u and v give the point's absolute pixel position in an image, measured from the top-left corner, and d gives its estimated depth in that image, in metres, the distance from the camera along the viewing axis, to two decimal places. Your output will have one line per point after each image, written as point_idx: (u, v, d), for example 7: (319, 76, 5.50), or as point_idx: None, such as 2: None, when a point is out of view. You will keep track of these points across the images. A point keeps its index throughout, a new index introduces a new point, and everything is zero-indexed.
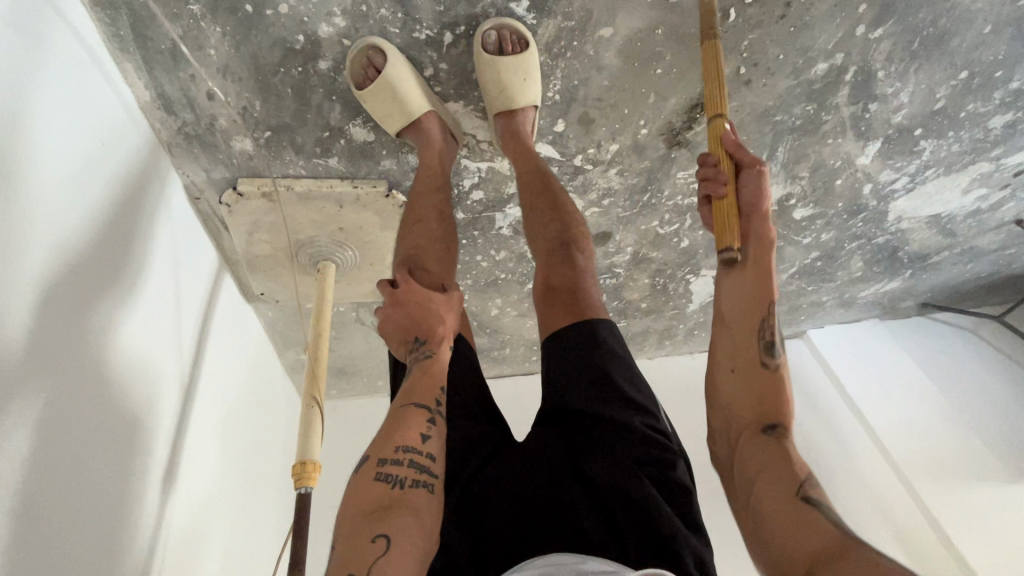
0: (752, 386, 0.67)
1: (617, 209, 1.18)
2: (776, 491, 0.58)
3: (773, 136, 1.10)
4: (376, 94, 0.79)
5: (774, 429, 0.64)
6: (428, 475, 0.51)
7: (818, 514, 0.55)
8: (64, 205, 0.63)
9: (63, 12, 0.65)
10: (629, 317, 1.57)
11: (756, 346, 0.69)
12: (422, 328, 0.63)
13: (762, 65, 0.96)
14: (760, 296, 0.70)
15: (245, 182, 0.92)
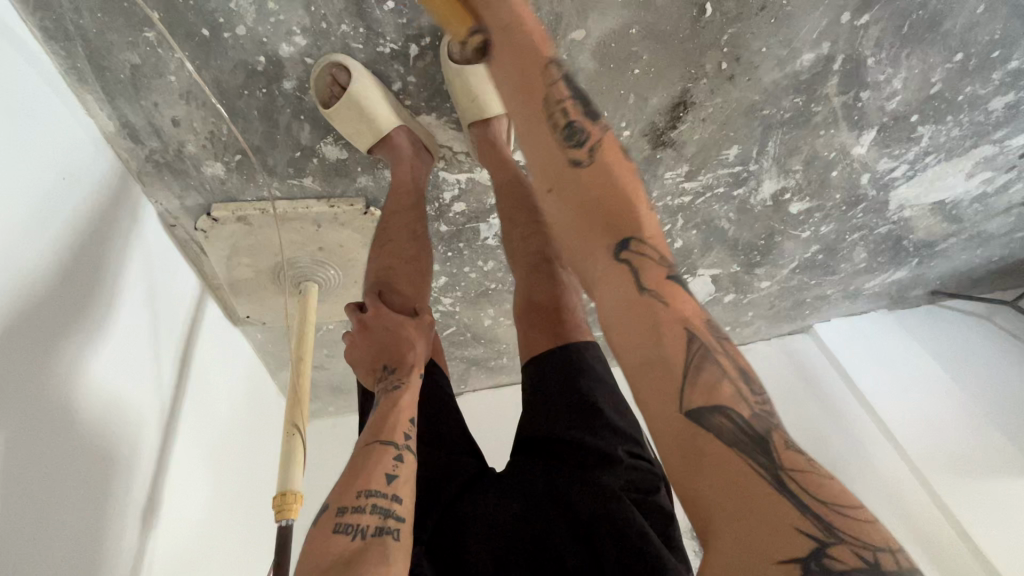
0: (576, 206, 0.53)
1: None
2: (658, 393, 0.42)
3: (762, 131, 1.07)
4: (343, 112, 0.77)
5: (627, 249, 0.49)
6: (393, 520, 0.49)
7: (709, 438, 0.39)
8: (25, 246, 0.62)
9: (14, 47, 0.64)
10: None
11: (557, 147, 0.56)
12: (392, 356, 0.64)
13: (745, 58, 0.92)
14: (527, 54, 0.62)
15: (220, 207, 0.91)
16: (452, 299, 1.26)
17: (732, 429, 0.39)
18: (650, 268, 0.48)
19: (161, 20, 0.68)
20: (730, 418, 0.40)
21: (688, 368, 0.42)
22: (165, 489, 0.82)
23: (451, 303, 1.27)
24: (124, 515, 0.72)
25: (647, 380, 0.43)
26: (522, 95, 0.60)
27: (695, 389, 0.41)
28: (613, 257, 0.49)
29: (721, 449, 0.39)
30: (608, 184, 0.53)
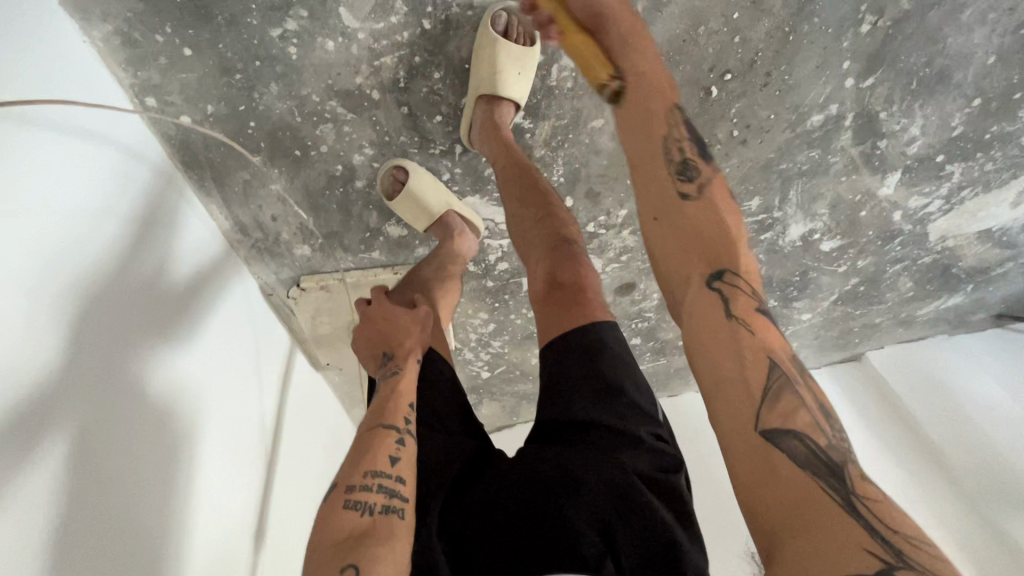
0: (675, 231, 0.61)
1: (637, 262, 1.26)
2: (735, 412, 0.49)
3: (782, 183, 1.15)
4: (402, 204, 0.93)
5: (719, 277, 0.57)
6: (397, 501, 0.62)
7: (781, 454, 0.45)
8: (139, 280, 0.74)
9: (161, 168, 0.83)
10: (670, 355, 1.59)
11: (666, 178, 0.64)
12: (391, 345, 0.81)
13: (755, 125, 1.01)
14: (648, 113, 0.68)
15: (305, 279, 1.11)
16: (502, 342, 1.40)
17: (804, 449, 0.46)
18: (741, 299, 0.55)
19: (266, 148, 0.88)
20: (798, 442, 0.46)
21: (767, 393, 0.49)
22: (271, 509, 1.00)
23: (501, 346, 1.41)
24: (236, 533, 0.88)
25: (726, 400, 0.50)
26: (642, 143, 0.68)
27: (773, 410, 0.48)
28: (705, 281, 0.57)
29: (793, 467, 0.45)
30: (713, 224, 0.60)
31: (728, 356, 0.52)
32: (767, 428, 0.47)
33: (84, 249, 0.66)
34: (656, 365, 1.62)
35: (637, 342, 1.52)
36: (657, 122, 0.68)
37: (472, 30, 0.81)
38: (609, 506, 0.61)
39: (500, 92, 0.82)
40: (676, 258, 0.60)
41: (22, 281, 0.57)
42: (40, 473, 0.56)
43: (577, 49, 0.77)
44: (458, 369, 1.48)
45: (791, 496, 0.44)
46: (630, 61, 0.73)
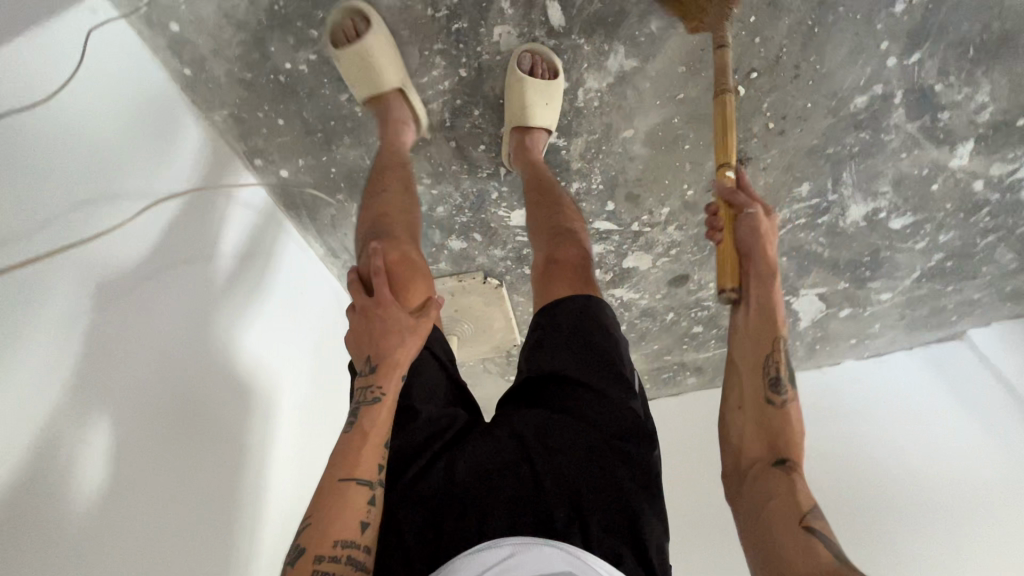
0: (757, 417, 0.75)
1: (687, 255, 1.30)
2: (784, 526, 0.65)
3: (832, 166, 1.13)
4: (350, 52, 0.84)
5: (786, 459, 0.71)
6: (360, 572, 0.60)
7: (816, 546, 0.62)
8: (242, 289, 0.94)
9: (272, 211, 1.06)
10: None
11: (761, 384, 0.76)
12: (378, 355, 0.70)
13: (791, 115, 1.03)
14: (766, 322, 0.78)
15: None
16: None
17: (832, 549, 0.62)
18: (800, 477, 0.70)
19: (345, 187, 1.06)
20: (832, 541, 0.64)
21: (810, 510, 0.66)
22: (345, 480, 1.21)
23: None
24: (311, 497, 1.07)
25: (776, 510, 0.67)
26: (750, 347, 0.78)
27: (814, 520, 0.65)
28: (777, 462, 0.71)
29: (823, 554, 0.61)
30: (790, 420, 0.74)
31: (785, 492, 0.68)
32: (809, 524, 0.65)
33: (198, 262, 0.85)
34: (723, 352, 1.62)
35: (699, 329, 1.54)
36: (770, 334, 0.78)
37: (502, 71, 0.92)
38: (577, 469, 0.69)
39: (530, 122, 0.93)
40: (755, 436, 0.74)
41: (147, 289, 0.76)
42: (155, 425, 0.75)
43: (724, 263, 0.79)
44: None
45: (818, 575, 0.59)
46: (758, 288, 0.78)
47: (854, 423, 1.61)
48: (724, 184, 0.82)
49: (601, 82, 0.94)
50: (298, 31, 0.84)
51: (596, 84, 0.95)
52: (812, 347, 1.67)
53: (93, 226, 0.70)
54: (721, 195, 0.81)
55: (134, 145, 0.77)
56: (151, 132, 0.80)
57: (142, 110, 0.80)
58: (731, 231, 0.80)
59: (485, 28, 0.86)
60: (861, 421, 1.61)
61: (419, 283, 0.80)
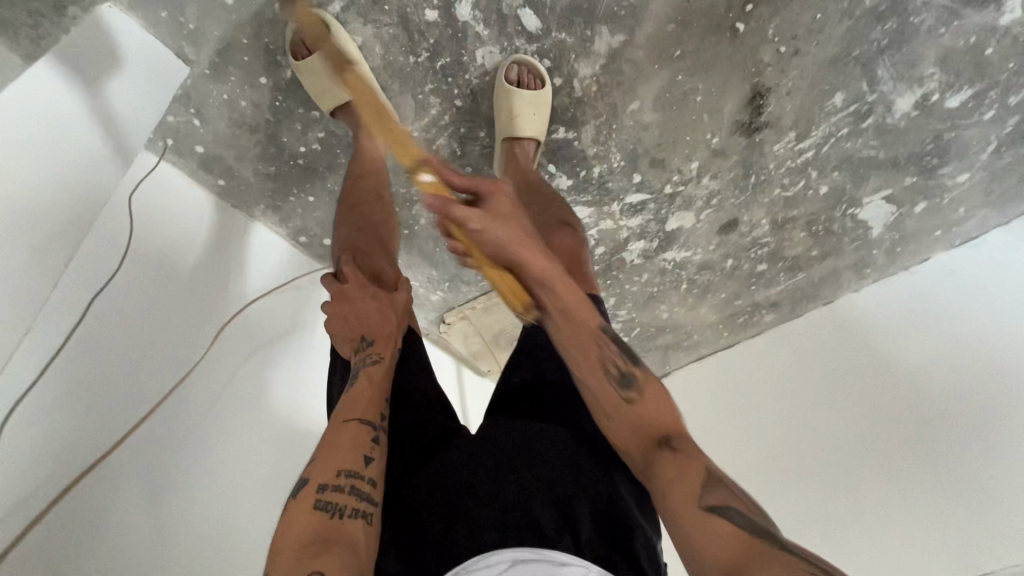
0: (621, 412, 0.65)
1: (729, 200, 1.24)
2: (680, 492, 0.57)
3: (862, 68, 1.03)
4: (309, 63, 0.82)
5: (669, 441, 0.62)
6: (366, 504, 0.59)
7: (723, 521, 0.53)
8: (291, 348, 1.01)
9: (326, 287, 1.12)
10: (807, 266, 1.43)
11: (608, 384, 0.67)
12: (372, 331, 0.76)
13: (801, 32, 0.97)
14: (574, 312, 0.70)
15: (447, 314, 1.35)
16: (628, 309, 1.51)
17: (739, 520, 0.53)
18: (690, 451, 0.61)
19: None
20: (739, 513, 0.54)
21: (706, 480, 0.57)
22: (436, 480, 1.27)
23: (628, 312, 1.52)
24: None
25: (675, 491, 0.57)
26: (580, 348, 0.69)
27: (713, 494, 0.56)
28: (659, 449, 0.62)
29: (731, 527, 0.52)
30: (657, 396, 0.66)
31: (676, 469, 0.59)
32: (708, 503, 0.55)
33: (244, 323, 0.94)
34: (795, 282, 1.47)
35: (764, 268, 1.43)
36: (586, 315, 0.71)
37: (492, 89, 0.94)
38: (563, 475, 0.65)
39: (519, 132, 0.92)
40: (629, 435, 0.64)
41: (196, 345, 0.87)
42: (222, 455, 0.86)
43: (502, 281, 0.71)
44: None
45: (729, 551, 0.50)
46: (549, 283, 0.69)
47: (948, 329, 1.34)
48: (438, 168, 0.65)
49: (593, 67, 0.95)
50: (302, 116, 0.90)
51: (589, 70, 0.95)
52: (892, 251, 1.41)
53: (170, 379, 0.83)
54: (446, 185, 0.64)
55: (182, 267, 0.88)
56: (190, 223, 0.90)
57: (187, 209, 0.91)
58: (478, 247, 0.66)
59: (468, 56, 0.89)
60: (961, 330, 1.33)
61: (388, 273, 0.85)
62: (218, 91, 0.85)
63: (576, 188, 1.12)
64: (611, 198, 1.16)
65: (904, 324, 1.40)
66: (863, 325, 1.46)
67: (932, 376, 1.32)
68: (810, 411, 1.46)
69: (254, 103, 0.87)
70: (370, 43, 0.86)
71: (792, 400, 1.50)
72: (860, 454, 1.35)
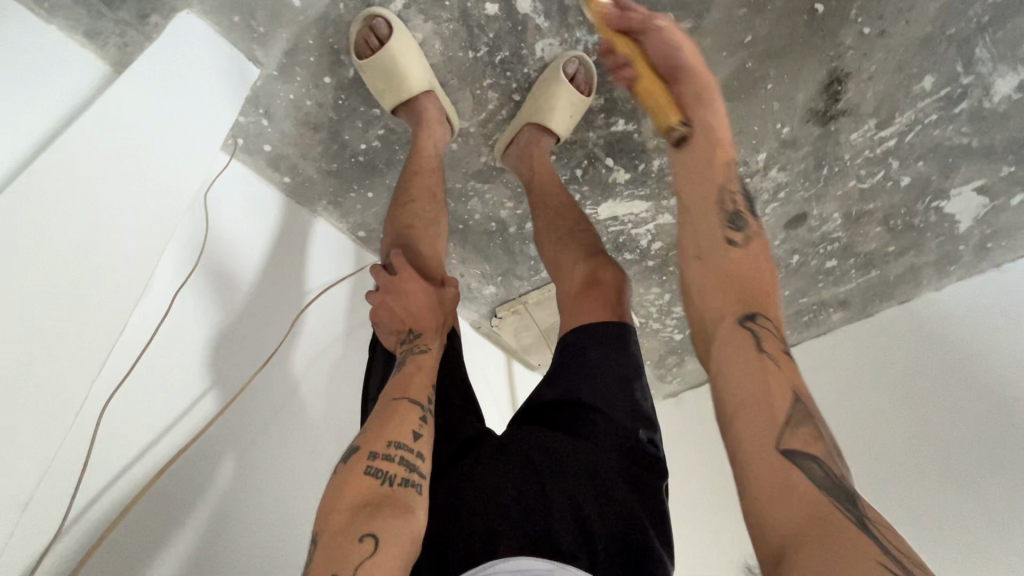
0: (717, 270, 0.62)
1: (799, 193, 1.17)
2: (753, 413, 0.49)
3: (958, 48, 0.92)
4: (375, 63, 0.82)
5: (753, 318, 0.56)
6: (417, 475, 0.58)
7: (797, 473, 0.45)
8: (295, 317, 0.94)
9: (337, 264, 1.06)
10: (882, 264, 1.33)
11: (717, 221, 0.66)
12: (420, 325, 0.74)
13: (888, 11, 0.88)
14: (712, 148, 0.72)
15: (500, 308, 1.35)
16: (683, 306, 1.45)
17: (822, 474, 0.45)
18: (772, 340, 0.54)
19: None
20: (820, 467, 0.45)
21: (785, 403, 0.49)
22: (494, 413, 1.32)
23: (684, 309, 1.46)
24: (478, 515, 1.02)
25: (742, 407, 0.50)
26: (700, 201, 0.69)
27: (794, 435, 0.47)
28: (738, 322, 0.56)
29: (808, 485, 0.44)
30: (755, 265, 0.62)
31: (750, 368, 0.52)
32: (785, 444, 0.46)
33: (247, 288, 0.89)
34: (867, 279, 1.38)
35: (833, 264, 1.34)
36: (714, 166, 0.71)
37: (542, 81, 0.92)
38: (585, 491, 0.59)
39: (548, 124, 0.91)
40: (718, 297, 0.60)
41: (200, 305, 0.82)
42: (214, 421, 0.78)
43: (654, 96, 0.80)
44: (654, 340, 1.55)
45: (798, 515, 0.43)
46: (701, 113, 0.75)
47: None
48: (614, 12, 0.79)
49: None
50: (363, 115, 0.91)
51: None
52: (982, 248, 1.28)
53: (204, 366, 0.79)
54: (610, 26, 0.80)
55: (216, 254, 0.86)
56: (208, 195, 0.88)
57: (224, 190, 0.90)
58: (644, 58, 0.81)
59: (526, 50, 0.87)
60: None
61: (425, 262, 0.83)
62: (285, 92, 0.86)
63: (635, 181, 1.09)
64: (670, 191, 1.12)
65: (995, 328, 1.28)
66: (942, 327, 1.35)
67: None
68: (886, 419, 1.35)
69: (317, 103, 0.88)
70: (430, 39, 0.86)
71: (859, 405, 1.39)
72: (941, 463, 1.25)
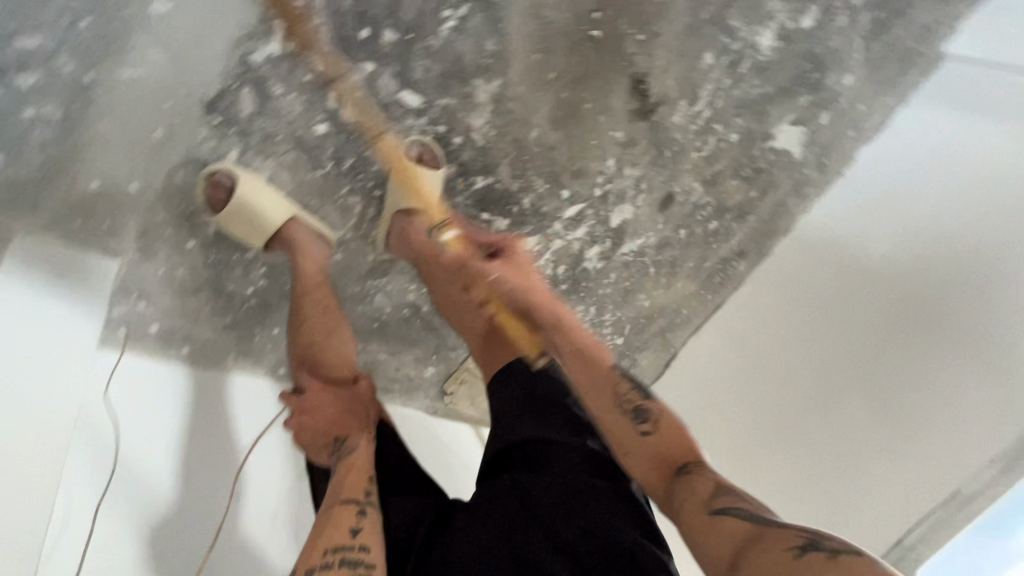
0: (645, 445, 0.69)
1: (657, 177, 1.26)
2: (694, 497, 0.62)
3: (713, 25, 1.07)
4: (228, 212, 0.85)
5: (684, 466, 0.66)
6: (359, 566, 0.66)
7: (729, 518, 0.57)
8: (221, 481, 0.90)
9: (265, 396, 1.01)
10: (752, 208, 1.32)
11: (624, 414, 0.72)
12: (344, 431, 0.82)
13: (647, 17, 1.05)
14: (585, 353, 0.80)
15: (449, 383, 1.28)
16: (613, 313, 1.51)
17: (747, 513, 0.57)
18: (699, 467, 0.66)
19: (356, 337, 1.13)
20: (743, 506, 0.58)
21: (715, 488, 0.62)
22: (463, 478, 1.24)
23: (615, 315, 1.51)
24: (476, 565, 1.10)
25: (689, 508, 0.61)
26: (594, 383, 0.77)
27: (722, 500, 0.60)
28: (676, 475, 0.66)
29: (740, 522, 0.56)
30: (674, 422, 0.71)
31: (690, 488, 0.63)
32: (716, 506, 0.59)
33: (161, 472, 0.85)
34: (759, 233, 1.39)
35: (714, 225, 1.36)
36: (593, 360, 0.79)
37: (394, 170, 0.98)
38: (554, 515, 0.70)
39: (411, 207, 0.95)
40: (654, 467, 0.68)
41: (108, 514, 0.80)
42: None
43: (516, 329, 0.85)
44: None
45: (742, 543, 0.54)
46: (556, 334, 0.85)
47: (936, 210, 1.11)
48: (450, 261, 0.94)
49: (483, 116, 1.00)
50: (239, 260, 0.93)
51: (482, 121, 1.01)
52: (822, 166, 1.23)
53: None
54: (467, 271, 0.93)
55: (120, 448, 0.83)
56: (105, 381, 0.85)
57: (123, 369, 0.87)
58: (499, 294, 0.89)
59: (367, 151, 0.93)
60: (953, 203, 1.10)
61: (342, 367, 0.89)
62: (155, 265, 0.87)
63: (516, 223, 1.18)
64: (550, 219, 1.23)
65: (858, 227, 1.21)
66: (823, 248, 1.27)
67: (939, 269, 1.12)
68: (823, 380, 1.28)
69: (190, 268, 0.90)
70: (278, 171, 0.91)
71: (801, 361, 1.30)
72: (901, 384, 1.17)
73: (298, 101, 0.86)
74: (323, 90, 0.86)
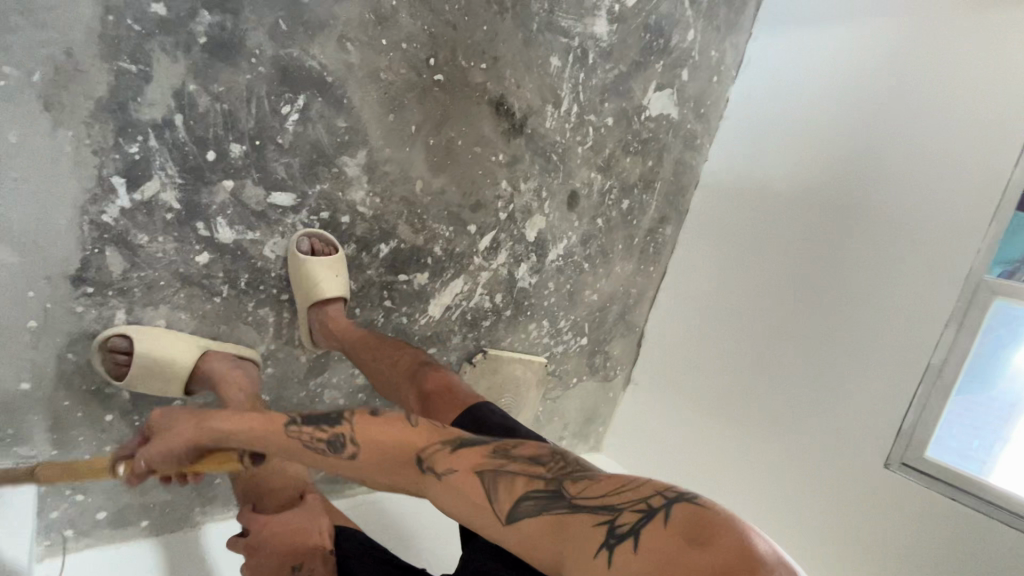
0: (382, 468, 0.63)
1: (553, 181, 1.26)
2: (474, 504, 0.58)
3: (546, 31, 1.15)
4: (135, 372, 0.84)
5: (424, 464, 0.62)
6: None
7: (525, 518, 0.56)
8: None
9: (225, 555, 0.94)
10: (655, 169, 1.39)
11: (331, 458, 0.64)
12: (297, 554, 0.79)
13: (484, 44, 1.08)
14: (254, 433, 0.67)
15: None
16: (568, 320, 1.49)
17: (539, 501, 0.56)
18: (446, 465, 0.61)
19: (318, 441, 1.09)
20: (531, 496, 0.57)
21: (486, 486, 0.59)
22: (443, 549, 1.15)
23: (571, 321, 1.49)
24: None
25: (478, 515, 0.58)
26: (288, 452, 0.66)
27: (505, 498, 0.58)
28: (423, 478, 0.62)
29: (534, 517, 0.55)
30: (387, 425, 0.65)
31: (458, 499, 0.59)
32: (506, 511, 0.57)
33: None
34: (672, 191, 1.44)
35: (630, 203, 1.38)
36: (260, 432, 0.67)
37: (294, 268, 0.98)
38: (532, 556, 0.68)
39: (323, 295, 0.96)
40: (399, 475, 0.63)
41: None
42: None
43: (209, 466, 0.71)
44: None
45: (546, 542, 0.54)
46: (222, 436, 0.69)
47: (798, 119, 1.28)
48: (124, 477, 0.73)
49: (361, 188, 1.01)
50: None
51: (362, 192, 1.02)
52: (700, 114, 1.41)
53: None
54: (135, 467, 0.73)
55: None
56: None
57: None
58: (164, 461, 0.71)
59: (258, 262, 0.94)
60: (809, 103, 1.27)
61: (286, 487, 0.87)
62: (81, 452, 0.86)
63: (436, 272, 1.17)
64: (467, 258, 1.20)
65: (747, 154, 1.37)
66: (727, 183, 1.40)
67: (815, 166, 1.23)
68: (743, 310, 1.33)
69: (119, 441, 0.89)
70: (174, 315, 0.89)
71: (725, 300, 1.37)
72: (832, 281, 1.18)
73: (168, 242, 0.86)
74: (190, 224, 0.87)
